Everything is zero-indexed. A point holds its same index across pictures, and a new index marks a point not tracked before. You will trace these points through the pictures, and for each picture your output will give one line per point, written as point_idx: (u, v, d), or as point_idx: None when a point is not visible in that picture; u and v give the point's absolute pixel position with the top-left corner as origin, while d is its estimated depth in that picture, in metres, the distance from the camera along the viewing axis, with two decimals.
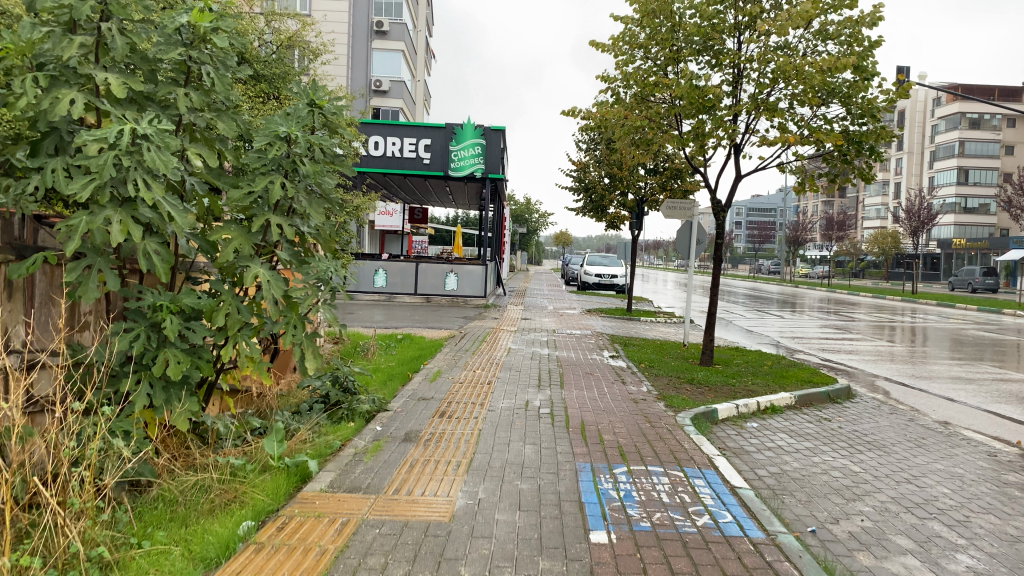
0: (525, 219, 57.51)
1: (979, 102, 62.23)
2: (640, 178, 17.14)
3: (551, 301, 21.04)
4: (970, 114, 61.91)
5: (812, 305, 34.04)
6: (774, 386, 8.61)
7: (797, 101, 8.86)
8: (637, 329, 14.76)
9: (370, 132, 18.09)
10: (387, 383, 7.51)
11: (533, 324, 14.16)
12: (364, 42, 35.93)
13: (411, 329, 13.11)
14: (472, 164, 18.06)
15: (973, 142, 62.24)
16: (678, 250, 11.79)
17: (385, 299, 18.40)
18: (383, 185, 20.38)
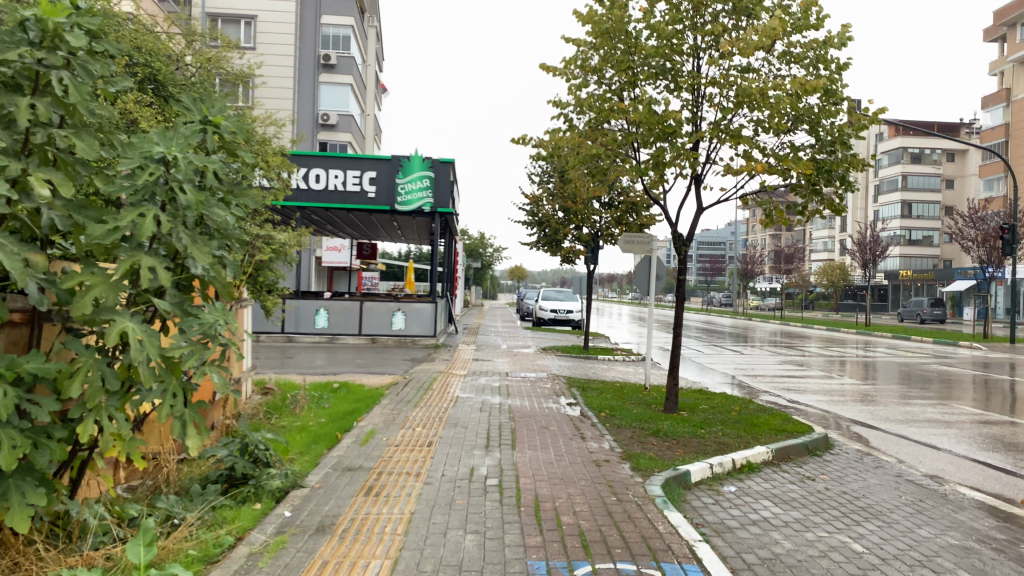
0: (478, 253, 56.70)
1: (920, 137, 63.73)
2: (594, 212, 16.48)
3: (504, 339, 20.12)
4: (913, 149, 63.31)
5: (767, 339, 33.77)
6: (747, 437, 7.83)
7: (762, 128, 8.18)
8: (595, 370, 13.93)
9: (310, 165, 17.12)
10: (310, 448, 6.51)
11: (484, 367, 13.24)
12: (311, 76, 34.91)
13: (351, 375, 12.07)
14: (420, 198, 17.17)
15: (916, 175, 63.57)
16: (638, 287, 11.02)
17: (327, 340, 17.28)
18: (325, 221, 19.36)
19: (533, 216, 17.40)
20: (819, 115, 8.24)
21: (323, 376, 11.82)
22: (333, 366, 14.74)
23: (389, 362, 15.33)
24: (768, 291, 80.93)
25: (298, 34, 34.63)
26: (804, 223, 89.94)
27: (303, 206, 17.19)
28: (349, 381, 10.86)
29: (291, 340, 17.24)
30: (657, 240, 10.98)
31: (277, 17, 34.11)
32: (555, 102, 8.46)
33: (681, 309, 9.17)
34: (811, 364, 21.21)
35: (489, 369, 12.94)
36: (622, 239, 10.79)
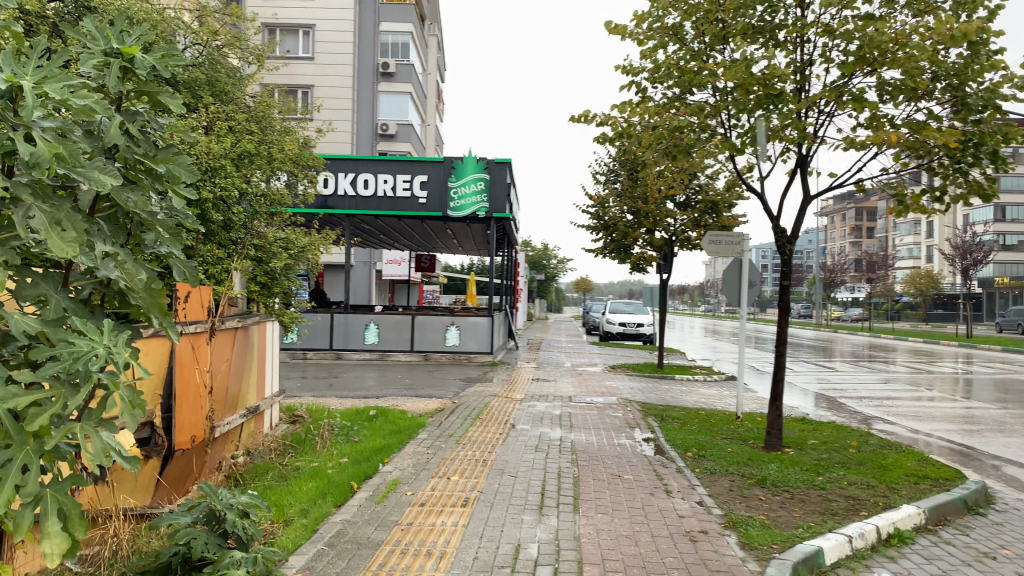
0: (543, 265, 55.36)
1: None
2: (667, 213, 14.75)
3: (568, 356, 18.48)
4: None
5: (853, 352, 31.27)
6: (880, 488, 6.03)
7: (888, 92, 6.51)
8: (672, 393, 12.17)
9: (358, 169, 15.89)
10: (312, 507, 5.05)
11: (546, 389, 11.67)
12: (370, 84, 34.16)
13: (394, 399, 10.67)
14: (475, 202, 15.78)
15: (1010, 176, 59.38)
16: (728, 296, 9.27)
17: (377, 358, 15.96)
18: (379, 231, 18.14)
19: (599, 221, 15.77)
20: (965, 73, 6.42)
21: (363, 401, 10.44)
22: (380, 387, 13.39)
23: (441, 382, 13.90)
24: (848, 302, 77.02)
25: (356, 43, 33.85)
26: (886, 230, 85.67)
27: (350, 213, 15.97)
28: (389, 407, 9.43)
29: (340, 358, 15.98)
30: (748, 242, 9.25)
31: (336, 26, 33.43)
32: (623, 67, 6.88)
33: (784, 321, 7.47)
34: (913, 381, 18.93)
35: (550, 391, 11.37)
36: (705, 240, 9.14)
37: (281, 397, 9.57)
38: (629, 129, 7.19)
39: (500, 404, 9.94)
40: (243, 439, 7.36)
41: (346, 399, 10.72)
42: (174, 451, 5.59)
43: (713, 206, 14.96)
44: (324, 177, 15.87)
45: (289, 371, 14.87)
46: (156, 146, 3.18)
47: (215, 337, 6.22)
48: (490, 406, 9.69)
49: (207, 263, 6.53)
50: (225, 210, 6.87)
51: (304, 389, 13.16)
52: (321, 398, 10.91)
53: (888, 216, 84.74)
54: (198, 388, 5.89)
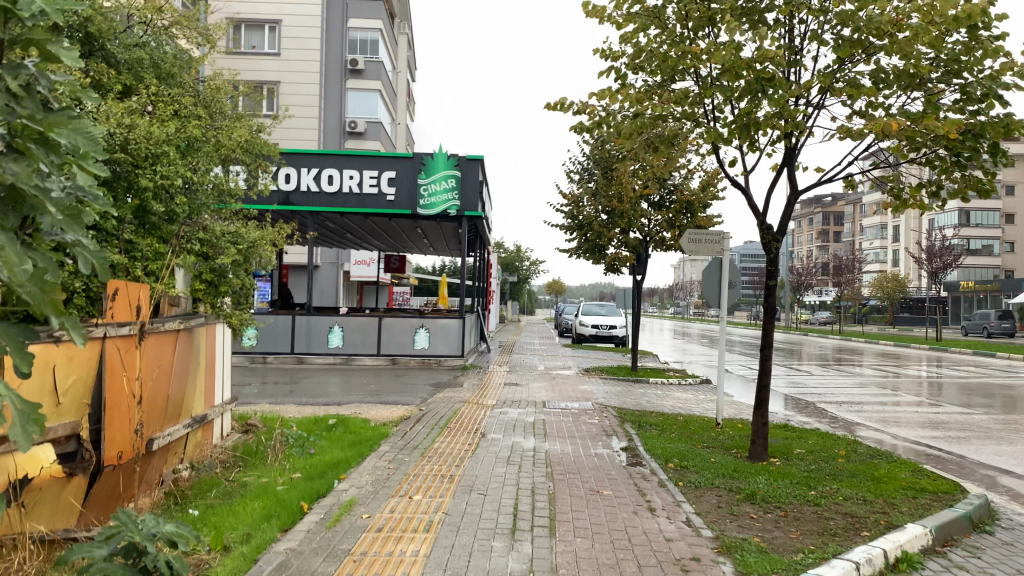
0: (514, 267, 54.91)
1: None
2: (643, 213, 14.31)
3: (540, 359, 17.99)
4: None
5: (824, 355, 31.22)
6: (878, 503, 5.60)
7: (882, 80, 6.14)
8: (648, 398, 11.72)
9: (322, 165, 15.26)
10: (256, 531, 4.47)
11: (517, 395, 11.16)
12: (338, 81, 33.46)
13: (357, 406, 10.09)
14: (444, 200, 15.24)
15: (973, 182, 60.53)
16: (708, 297, 8.81)
17: (342, 362, 15.34)
18: (345, 230, 17.50)
19: (572, 221, 15.28)
20: (965, 59, 6.04)
21: (324, 408, 9.85)
22: (344, 393, 12.79)
23: (408, 387, 13.32)
24: (816, 305, 77.66)
25: (324, 39, 33.10)
26: (853, 234, 86.62)
27: (314, 210, 15.33)
28: (350, 415, 8.85)
29: (302, 362, 15.33)
30: (729, 240, 8.78)
31: (302, 22, 32.69)
32: (601, 51, 6.40)
33: (771, 323, 7.06)
34: (888, 384, 18.74)
35: (522, 397, 10.87)
36: (685, 239, 8.70)
37: (235, 405, 8.95)
38: (608, 118, 6.72)
39: (469, 411, 9.41)
40: (188, 451, 6.77)
41: (306, 406, 10.13)
42: (102, 467, 4.98)
43: (689, 205, 14.57)
44: (286, 173, 15.21)
45: (249, 376, 14.20)
46: (48, 108, 2.62)
47: (148, 340, 5.57)
48: (458, 414, 9.17)
49: (147, 259, 6.08)
50: (168, 201, 6.28)
51: (263, 395, 12.52)
52: (280, 405, 10.29)
53: (856, 220, 85.69)
54: (129, 396, 5.27)
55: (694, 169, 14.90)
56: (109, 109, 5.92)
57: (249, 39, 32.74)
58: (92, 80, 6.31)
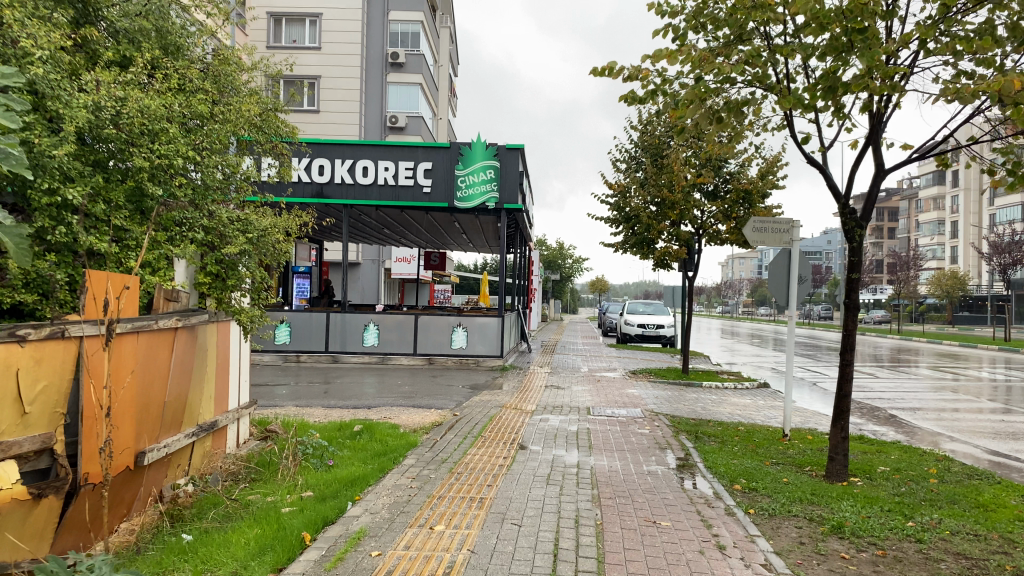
0: (558, 264, 54.07)
1: None
2: (695, 203, 13.35)
3: (583, 360, 17.13)
4: None
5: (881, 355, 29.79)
6: (996, 540, 4.62)
7: (993, 35, 5.16)
8: (701, 404, 10.80)
9: (356, 156, 14.60)
10: (245, 570, 3.72)
11: (560, 399, 10.34)
12: (379, 74, 33.00)
13: (386, 410, 9.39)
14: (483, 192, 14.49)
15: None
16: (775, 294, 7.91)
17: (377, 361, 14.67)
18: (382, 224, 16.85)
19: (618, 214, 14.39)
20: None
21: (352, 413, 9.16)
22: (378, 394, 12.13)
23: (445, 389, 12.60)
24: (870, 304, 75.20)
25: (365, 33, 32.67)
26: (909, 230, 83.75)
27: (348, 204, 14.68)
28: (377, 421, 8.14)
29: (336, 361, 14.71)
30: (800, 229, 7.86)
31: (344, 15, 32.29)
32: (657, 6, 5.55)
33: (852, 322, 6.12)
34: (957, 387, 17.48)
35: (565, 401, 10.05)
36: (747, 226, 7.81)
37: (255, 409, 8.29)
38: (666, 83, 5.84)
39: (507, 417, 8.64)
40: (192, 462, 6.12)
41: (334, 410, 9.45)
42: (79, 487, 4.32)
43: (745, 195, 13.60)
44: (319, 165, 14.60)
45: (281, 376, 13.66)
46: None
47: (134, 339, 4.91)
48: (496, 420, 8.42)
49: (140, 248, 5.44)
50: (167, 183, 5.61)
51: (294, 396, 11.93)
52: (307, 408, 9.63)
53: (911, 216, 82.81)
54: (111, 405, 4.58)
55: (749, 156, 13.93)
56: (102, 81, 5.27)
57: (290, 34, 32.49)
58: (86, 49, 5.67)
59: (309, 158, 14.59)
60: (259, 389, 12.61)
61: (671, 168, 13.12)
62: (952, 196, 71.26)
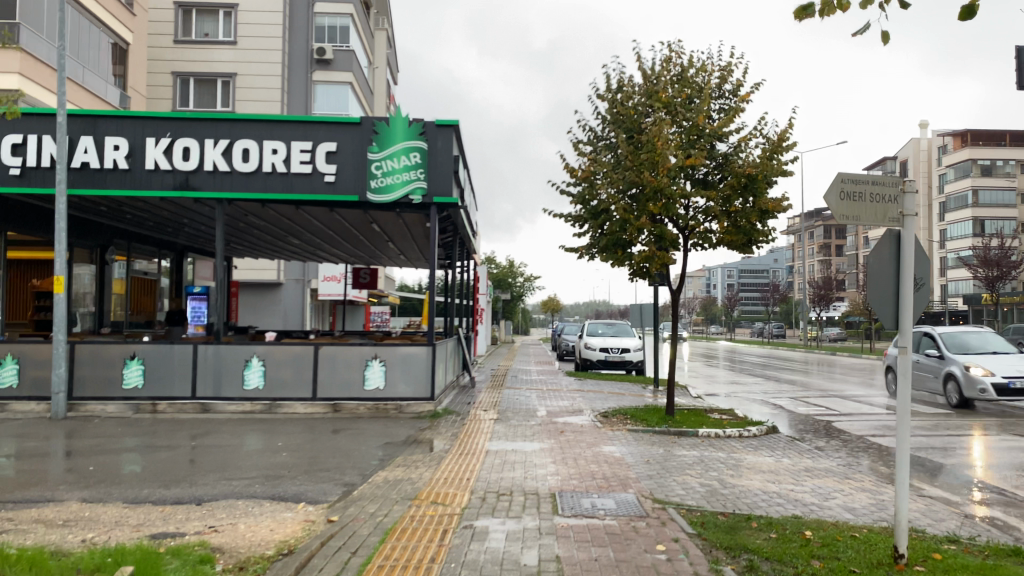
0: (507, 283, 50.78)
1: (990, 147, 58.14)
2: (685, 191, 10.04)
3: (539, 397, 13.63)
4: (982, 160, 57.94)
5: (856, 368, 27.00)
6: None
7: None
8: (712, 472, 7.36)
9: (235, 135, 10.98)
10: None
11: (505, 475, 6.82)
12: (303, 72, 29.19)
13: (226, 511, 5.71)
14: (405, 181, 11.04)
15: (988, 189, 57.55)
16: (878, 307, 4.57)
17: (263, 411, 10.97)
18: (278, 228, 13.16)
19: (582, 209, 10.88)
20: None
21: (162, 525, 5.48)
22: (251, 460, 8.47)
23: (348, 449, 8.99)
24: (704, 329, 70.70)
25: (285, 26, 29.03)
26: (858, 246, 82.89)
27: (224, 198, 11.06)
28: (175, 555, 4.53)
29: (208, 412, 10.95)
30: (914, 197, 4.59)
31: (261, 5, 28.53)
32: None
33: None
34: (981, 407, 14.46)
35: (513, 480, 6.53)
36: (831, 193, 4.43)
37: None
38: None
39: (415, 527, 5.05)
40: None
41: (138, 514, 5.74)
42: None
43: (744, 183, 10.29)
44: (183, 146, 10.94)
45: (123, 437, 9.89)
46: None
47: None
48: (395, 535, 4.85)
49: None
50: None
51: (127, 472, 8.17)
52: (98, 510, 5.90)
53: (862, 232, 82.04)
54: None
55: (747, 135, 10.72)
56: None
57: (201, 27, 28.58)
58: None
59: (171, 137, 10.94)
60: (81, 460, 8.82)
61: (654, 146, 9.76)
62: None
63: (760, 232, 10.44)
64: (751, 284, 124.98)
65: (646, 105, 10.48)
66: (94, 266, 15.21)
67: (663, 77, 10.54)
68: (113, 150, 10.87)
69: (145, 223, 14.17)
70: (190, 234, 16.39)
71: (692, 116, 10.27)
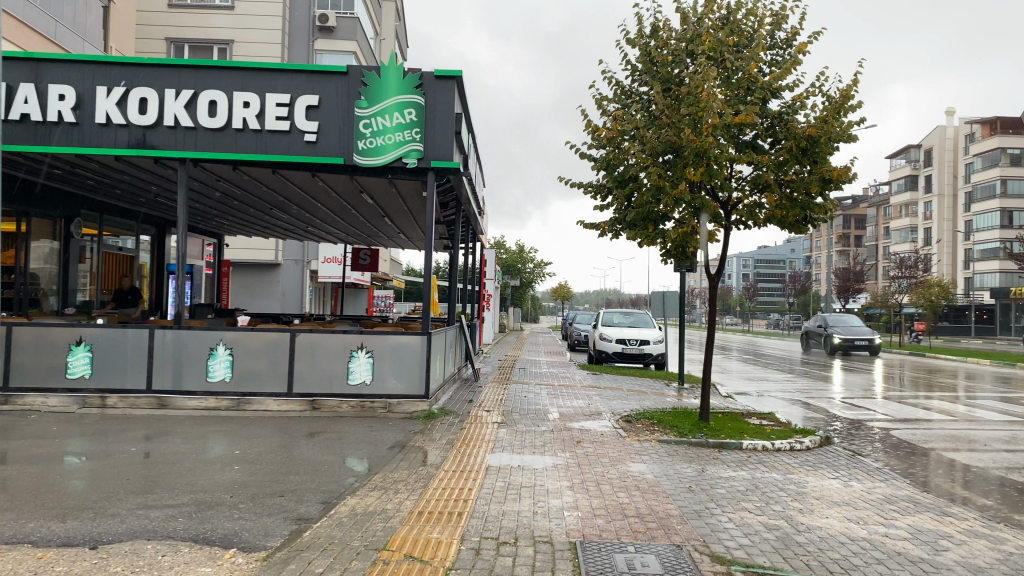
0: (517, 269, 49.28)
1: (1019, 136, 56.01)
2: (729, 154, 8.39)
3: (550, 395, 12.03)
4: (1010, 150, 55.70)
5: (886, 364, 25.12)
6: None
7: None
8: (774, 505, 5.72)
9: (200, 86, 9.42)
10: None
11: (509, 508, 5.24)
12: (305, 42, 27.77)
13: (126, 562, 4.13)
14: (398, 142, 9.46)
15: (1015, 179, 55.46)
16: None
17: (229, 408, 9.45)
18: (256, 197, 11.57)
19: (605, 177, 9.29)
20: None
21: None
22: (200, 469, 6.93)
23: (321, 459, 7.44)
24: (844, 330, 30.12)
25: None
26: (877, 237, 80.93)
27: (188, 158, 9.52)
28: None
29: (166, 407, 9.43)
30: None
31: None
32: None
33: None
34: None
35: (518, 518, 4.97)
36: None
37: None
38: None
39: None
40: None
41: (6, 560, 4.16)
42: None
43: (802, 148, 8.68)
44: (141, 97, 9.36)
45: (60, 436, 8.37)
46: None
47: None
48: None
49: None
50: None
51: (45, 484, 6.65)
52: None
53: (881, 224, 80.20)
54: None
55: (804, 92, 9.10)
56: None
57: None
58: None
59: (125, 87, 9.37)
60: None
61: (698, 97, 8.14)
62: (925, 200, 68.46)
63: (818, 206, 8.84)
64: (765, 274, 123.12)
65: (688, 53, 8.82)
66: (57, 240, 13.68)
67: (707, 19, 8.96)
68: (57, 101, 9.29)
69: (109, 191, 12.61)
70: (165, 206, 14.85)
71: (743, 66, 8.69)
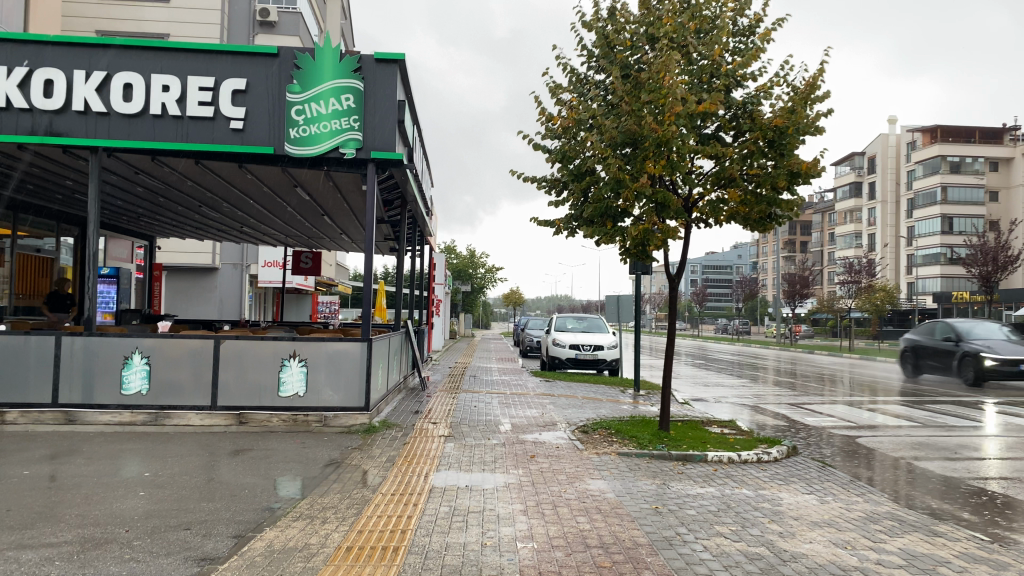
0: (468, 274, 48.51)
1: (958, 144, 57.44)
2: (692, 146, 7.81)
3: (501, 405, 11.31)
4: (949, 158, 57.06)
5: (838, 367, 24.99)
6: None
7: None
8: (751, 529, 5.11)
9: (113, 67, 8.50)
10: None
11: (452, 540, 4.53)
12: (245, 38, 26.66)
13: None
14: (335, 130, 8.73)
15: (955, 187, 56.77)
16: None
17: (146, 423, 8.53)
18: (180, 192, 10.62)
19: (560, 171, 8.66)
20: None
21: None
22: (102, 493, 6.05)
23: (244, 480, 6.62)
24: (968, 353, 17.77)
25: None
26: (822, 243, 82.36)
27: (100, 147, 8.58)
28: None
29: (75, 423, 8.47)
30: None
31: None
32: None
33: None
34: (1009, 416, 12.53)
35: (464, 554, 4.25)
36: None
37: None
38: None
39: None
40: None
41: None
42: None
43: (768, 139, 8.18)
44: (46, 79, 8.40)
45: None
46: None
47: None
48: None
49: None
50: None
51: None
52: None
53: (826, 230, 81.71)
54: None
55: (769, 82, 8.59)
56: None
57: None
58: None
59: (28, 68, 8.39)
60: None
61: (659, 83, 7.57)
62: (869, 207, 69.84)
63: (785, 202, 8.32)
64: (713, 280, 124.60)
65: (647, 38, 8.25)
66: None
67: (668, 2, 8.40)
68: None
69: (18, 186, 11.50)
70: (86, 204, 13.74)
71: (706, 52, 8.15)
